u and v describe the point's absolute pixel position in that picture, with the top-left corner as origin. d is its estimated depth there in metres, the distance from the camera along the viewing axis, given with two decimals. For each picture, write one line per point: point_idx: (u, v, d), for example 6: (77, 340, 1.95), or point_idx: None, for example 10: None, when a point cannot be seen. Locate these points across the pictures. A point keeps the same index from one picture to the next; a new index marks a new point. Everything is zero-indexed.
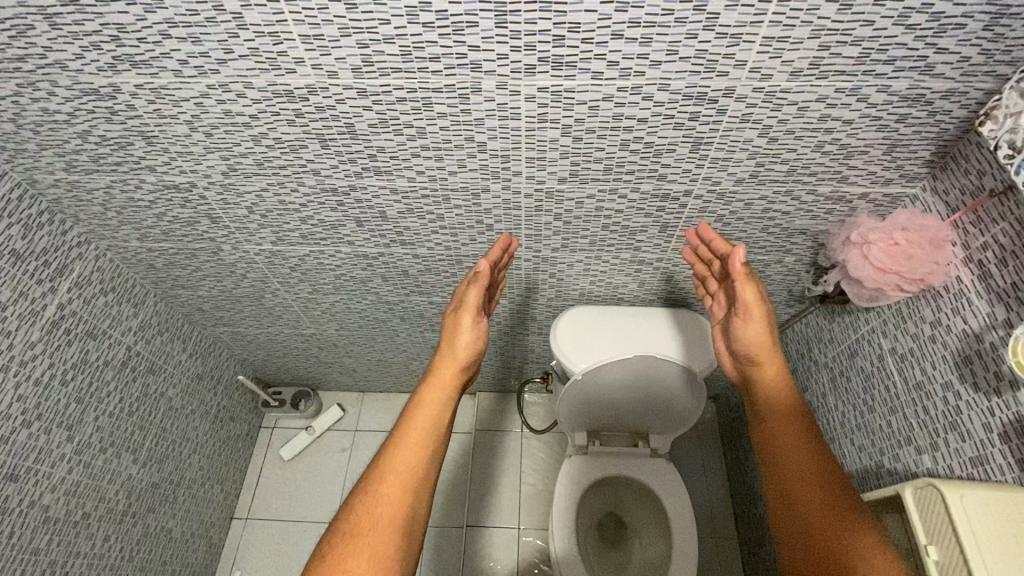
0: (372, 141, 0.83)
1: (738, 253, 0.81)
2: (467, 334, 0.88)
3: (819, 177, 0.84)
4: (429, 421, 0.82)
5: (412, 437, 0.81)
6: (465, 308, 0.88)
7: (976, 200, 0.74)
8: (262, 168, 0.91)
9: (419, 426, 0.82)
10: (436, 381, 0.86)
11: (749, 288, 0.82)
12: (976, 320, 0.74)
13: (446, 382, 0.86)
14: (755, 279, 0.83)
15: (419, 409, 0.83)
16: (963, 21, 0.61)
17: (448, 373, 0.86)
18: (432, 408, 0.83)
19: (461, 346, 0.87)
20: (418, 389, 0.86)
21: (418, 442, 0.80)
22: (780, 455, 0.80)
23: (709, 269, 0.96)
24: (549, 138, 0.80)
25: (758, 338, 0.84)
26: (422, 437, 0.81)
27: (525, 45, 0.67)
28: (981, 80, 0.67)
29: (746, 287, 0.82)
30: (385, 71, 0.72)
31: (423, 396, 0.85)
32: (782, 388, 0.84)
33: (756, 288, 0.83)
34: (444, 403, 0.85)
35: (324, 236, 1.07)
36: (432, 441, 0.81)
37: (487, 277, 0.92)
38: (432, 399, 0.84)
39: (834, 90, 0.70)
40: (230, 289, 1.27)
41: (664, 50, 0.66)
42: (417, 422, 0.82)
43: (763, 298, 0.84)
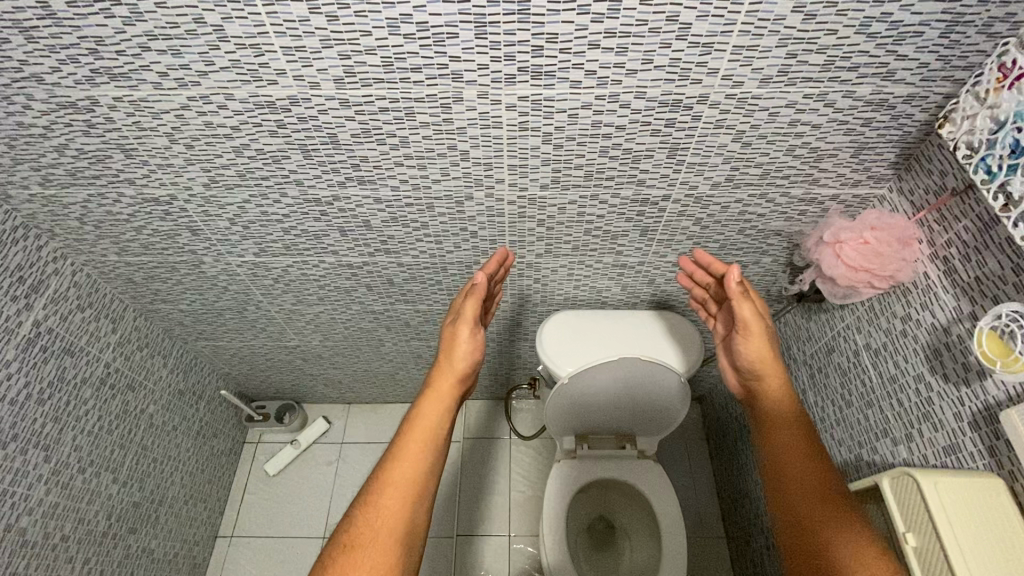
0: (355, 150, 0.84)
1: (733, 272, 0.85)
2: (464, 344, 0.88)
3: (791, 180, 0.87)
4: (429, 430, 0.83)
5: (411, 447, 0.81)
6: (463, 320, 0.88)
7: (939, 199, 0.76)
8: (244, 179, 0.90)
9: (417, 437, 0.82)
10: (434, 393, 0.86)
11: (745, 305, 0.85)
12: (943, 314, 0.76)
13: (443, 392, 0.86)
14: (749, 295, 0.86)
15: (419, 420, 0.83)
16: (920, 29, 0.64)
17: (446, 384, 0.87)
18: (429, 420, 0.83)
19: (458, 357, 0.88)
20: (416, 401, 0.86)
21: (416, 453, 0.80)
22: (777, 454, 0.81)
23: (706, 287, 0.99)
24: (530, 145, 0.82)
25: (760, 348, 0.86)
26: (421, 448, 0.81)
27: (504, 55, 0.68)
28: (940, 85, 0.71)
29: (742, 304, 0.85)
30: (367, 82, 0.73)
31: (421, 407, 0.85)
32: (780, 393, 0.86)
33: (752, 304, 0.86)
34: (442, 413, 0.85)
35: (307, 246, 1.07)
36: (431, 451, 0.81)
37: (484, 290, 0.92)
38: (431, 409, 0.84)
39: (803, 97, 0.73)
40: (212, 302, 1.25)
41: (639, 60, 0.69)
42: (415, 433, 0.82)
43: (761, 313, 0.87)
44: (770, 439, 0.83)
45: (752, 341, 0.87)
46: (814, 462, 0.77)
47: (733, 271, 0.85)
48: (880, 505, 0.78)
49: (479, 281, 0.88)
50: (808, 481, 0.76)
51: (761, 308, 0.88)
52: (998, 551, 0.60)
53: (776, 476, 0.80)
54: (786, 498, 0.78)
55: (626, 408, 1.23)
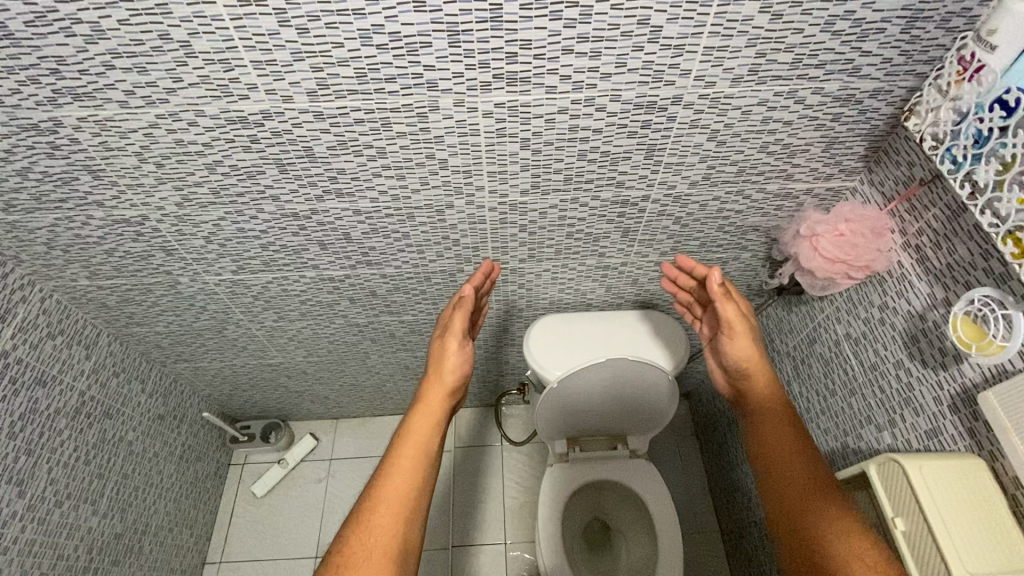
0: (332, 163, 0.83)
1: (714, 274, 0.86)
2: (453, 356, 0.88)
3: (765, 176, 0.89)
4: (420, 445, 0.81)
5: (403, 464, 0.79)
6: (452, 333, 0.89)
7: (909, 189, 0.78)
8: (218, 197, 0.89)
9: (408, 454, 0.80)
10: (425, 408, 0.85)
11: (729, 306, 0.87)
12: (918, 301, 0.78)
13: (434, 407, 0.85)
14: (731, 296, 0.88)
15: (410, 435, 0.82)
16: (882, 26, 0.66)
17: (436, 399, 0.86)
18: (420, 436, 0.82)
19: (448, 370, 0.87)
20: (407, 417, 0.85)
21: (409, 468, 0.79)
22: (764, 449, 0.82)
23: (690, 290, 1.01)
24: (509, 152, 0.82)
25: (745, 348, 0.88)
26: (414, 463, 0.80)
27: (479, 62, 0.68)
28: (903, 79, 0.73)
29: (726, 304, 0.87)
30: (341, 93, 0.72)
31: (412, 422, 0.84)
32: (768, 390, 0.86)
33: (735, 306, 0.87)
34: (433, 429, 0.84)
35: (286, 261, 1.05)
36: (423, 465, 0.80)
37: (472, 302, 0.93)
38: (422, 425, 0.83)
39: (774, 95, 0.75)
40: (190, 323, 1.22)
41: (613, 63, 0.69)
42: (406, 450, 0.81)
43: (743, 314, 0.88)
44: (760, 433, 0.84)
45: (737, 341, 0.88)
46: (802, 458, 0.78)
47: (713, 274, 0.86)
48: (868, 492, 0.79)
49: (468, 293, 0.89)
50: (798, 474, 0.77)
51: (744, 308, 0.90)
52: (987, 535, 0.61)
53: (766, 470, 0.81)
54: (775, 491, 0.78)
55: (616, 409, 1.24)
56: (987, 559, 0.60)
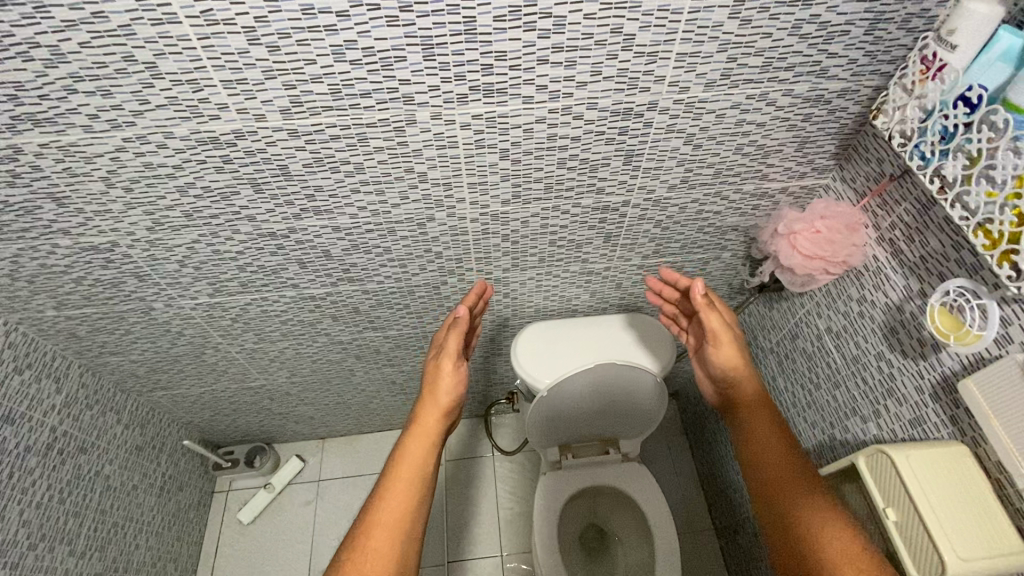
0: (309, 181, 0.82)
1: (697, 285, 0.87)
2: (449, 376, 0.87)
3: (742, 177, 0.90)
4: (416, 467, 0.80)
5: (399, 486, 0.78)
6: (447, 353, 0.88)
7: (880, 185, 0.80)
8: (191, 220, 0.86)
9: (403, 478, 0.78)
10: (419, 431, 0.83)
11: (712, 315, 0.88)
12: (895, 293, 0.80)
13: (429, 430, 0.83)
14: (714, 306, 0.89)
15: (405, 456, 0.81)
16: (846, 28, 0.68)
17: (432, 420, 0.84)
18: (413, 461, 0.80)
19: (443, 391, 0.86)
20: (400, 440, 0.83)
21: (404, 492, 0.77)
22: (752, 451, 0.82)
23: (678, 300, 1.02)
24: (488, 163, 0.82)
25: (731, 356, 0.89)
26: (409, 485, 0.78)
27: (455, 75, 0.68)
28: (869, 79, 0.75)
29: (710, 315, 0.88)
30: (315, 110, 0.71)
31: (406, 444, 0.82)
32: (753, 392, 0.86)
33: (719, 315, 0.88)
34: (428, 451, 0.82)
35: (265, 282, 1.02)
36: (418, 488, 0.78)
37: (467, 322, 0.93)
38: (417, 446, 0.82)
39: (746, 98, 0.76)
40: (166, 349, 1.19)
41: (589, 71, 0.70)
42: (401, 474, 0.79)
43: (728, 322, 0.90)
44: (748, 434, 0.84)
45: (723, 350, 0.89)
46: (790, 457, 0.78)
47: (696, 284, 0.88)
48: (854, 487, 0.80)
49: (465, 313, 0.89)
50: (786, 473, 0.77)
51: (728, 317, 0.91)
52: (978, 526, 0.62)
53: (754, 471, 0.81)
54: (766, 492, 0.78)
55: (606, 414, 1.24)
56: (978, 550, 0.61)
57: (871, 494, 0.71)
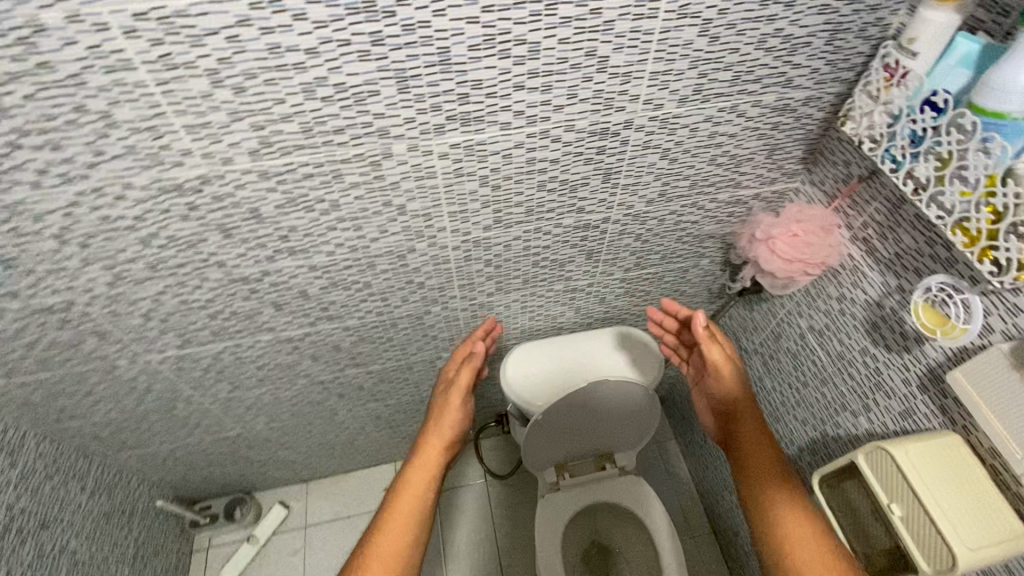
0: (282, 222, 0.78)
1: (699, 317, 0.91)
2: (455, 412, 0.94)
3: (716, 187, 0.92)
4: (416, 500, 0.83)
5: (397, 521, 0.81)
6: (457, 389, 0.96)
7: (849, 186, 0.83)
8: (155, 271, 0.81)
9: (402, 510, 0.81)
10: (422, 462, 0.87)
11: (713, 347, 0.92)
12: (874, 290, 0.82)
13: (431, 463, 0.88)
14: (715, 338, 0.93)
15: (406, 489, 0.84)
16: (808, 40, 0.70)
17: (433, 453, 0.89)
18: (415, 490, 0.84)
19: (447, 425, 0.92)
20: (401, 475, 0.86)
21: (402, 526, 0.80)
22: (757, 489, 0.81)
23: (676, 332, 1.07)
24: (468, 191, 0.80)
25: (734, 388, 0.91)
26: (409, 518, 0.81)
27: (431, 106, 0.67)
28: (831, 86, 0.78)
29: (710, 346, 0.92)
30: (286, 149, 0.68)
31: (407, 478, 0.85)
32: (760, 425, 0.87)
33: (720, 347, 0.92)
34: (428, 484, 0.86)
35: (239, 328, 0.97)
36: (417, 521, 0.81)
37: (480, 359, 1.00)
38: (418, 480, 0.85)
39: (717, 111, 0.77)
40: (133, 408, 1.11)
41: (565, 95, 0.70)
42: (400, 507, 0.82)
43: (729, 355, 0.93)
44: (752, 468, 0.83)
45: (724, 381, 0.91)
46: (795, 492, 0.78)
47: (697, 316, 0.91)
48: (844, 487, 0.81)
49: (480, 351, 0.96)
50: (791, 514, 0.76)
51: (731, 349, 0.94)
52: (981, 513, 0.63)
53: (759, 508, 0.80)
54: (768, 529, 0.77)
55: (602, 430, 1.23)
56: (982, 537, 0.62)
57: (873, 489, 0.71)
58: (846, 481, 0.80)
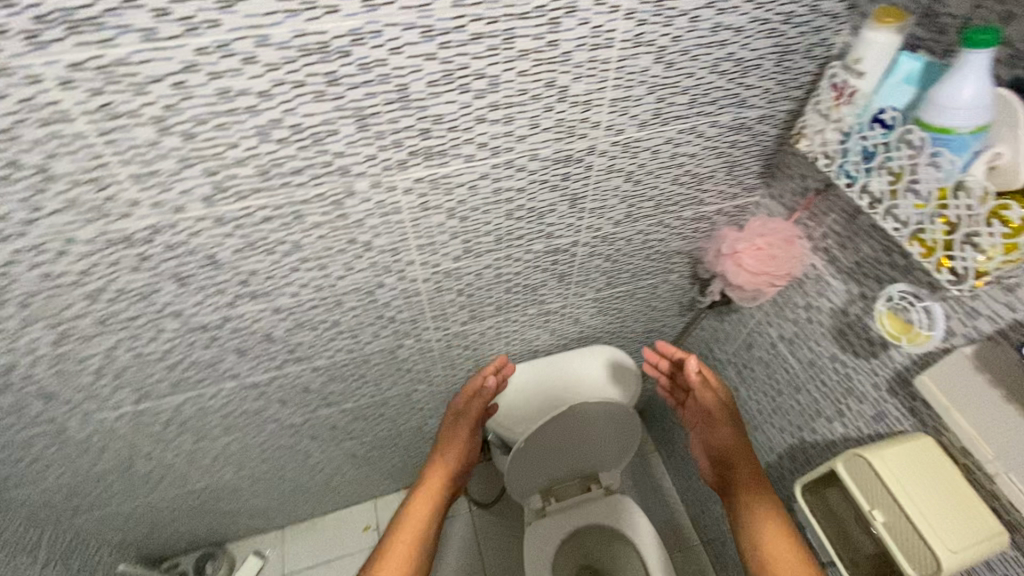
0: (241, 266, 0.75)
1: (692, 362, 1.00)
2: (460, 443, 0.99)
3: (680, 205, 0.93)
4: (416, 530, 0.89)
5: (398, 552, 0.86)
6: (466, 420, 1.01)
7: (807, 199, 0.86)
8: (105, 326, 0.76)
9: (403, 541, 0.87)
10: (425, 492, 0.94)
11: (707, 392, 1.00)
12: (838, 298, 0.84)
13: (433, 494, 0.94)
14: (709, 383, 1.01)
15: (408, 520, 0.90)
16: (758, 62, 0.72)
17: (437, 484, 0.95)
18: (418, 518, 0.90)
19: (452, 456, 0.98)
20: (404, 506, 0.92)
21: (403, 556, 0.85)
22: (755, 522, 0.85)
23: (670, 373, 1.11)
24: (435, 223, 0.79)
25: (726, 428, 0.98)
26: (410, 548, 0.86)
27: (392, 143, 0.66)
28: (783, 104, 0.80)
29: (704, 391, 1.00)
30: (242, 194, 0.65)
31: (410, 509, 0.91)
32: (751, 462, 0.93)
33: (713, 391, 1.00)
34: (429, 514, 0.92)
35: (201, 377, 0.92)
36: (417, 551, 0.87)
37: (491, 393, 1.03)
38: (419, 511, 0.91)
39: (677, 133, 0.79)
40: (87, 469, 1.04)
41: (527, 125, 0.70)
42: (402, 537, 0.87)
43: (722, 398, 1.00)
44: (748, 501, 0.88)
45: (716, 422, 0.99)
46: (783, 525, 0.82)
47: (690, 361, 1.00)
48: (826, 497, 0.81)
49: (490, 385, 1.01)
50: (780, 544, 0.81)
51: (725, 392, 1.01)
52: (959, 513, 0.65)
53: (752, 543, 0.83)
54: (763, 559, 0.81)
55: (586, 451, 1.22)
56: (962, 537, 0.63)
57: (855, 497, 0.72)
58: (828, 491, 0.81)
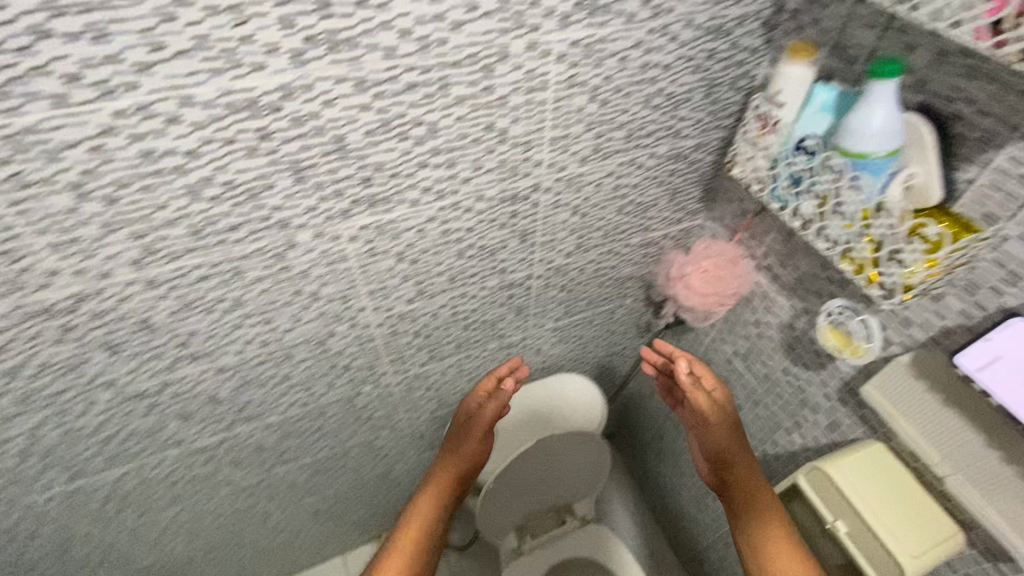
0: (179, 328, 0.71)
1: (681, 364, 0.92)
2: (474, 444, 0.97)
3: (628, 232, 0.95)
4: (422, 528, 0.91)
5: (403, 548, 0.88)
6: (481, 422, 0.96)
7: (746, 221, 0.89)
8: (27, 404, 0.70)
9: (409, 536, 0.89)
10: (434, 486, 0.95)
11: (700, 396, 0.90)
12: (785, 314, 0.87)
13: (443, 485, 0.95)
14: (702, 387, 0.91)
15: (415, 514, 0.92)
16: (688, 96, 0.75)
17: (449, 476, 0.96)
18: (424, 512, 0.92)
19: (466, 454, 0.97)
20: (416, 496, 0.94)
21: (407, 552, 0.87)
22: (762, 540, 0.79)
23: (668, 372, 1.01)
24: (384, 269, 0.78)
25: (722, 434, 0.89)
26: (414, 546, 0.88)
27: (333, 193, 0.64)
28: (715, 133, 0.84)
29: (696, 395, 0.91)
30: (175, 254, 0.62)
31: (420, 502, 0.93)
32: (751, 468, 0.86)
33: (706, 395, 0.90)
34: (437, 508, 0.94)
35: (142, 447, 0.86)
36: (422, 550, 0.89)
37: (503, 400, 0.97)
38: (427, 506, 0.93)
39: (618, 165, 0.81)
40: (14, 560, 0.94)
41: (471, 167, 0.70)
42: (409, 532, 0.90)
43: (718, 403, 0.90)
44: (755, 516, 0.81)
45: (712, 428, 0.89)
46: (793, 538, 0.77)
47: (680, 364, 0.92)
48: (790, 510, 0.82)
49: (506, 391, 0.97)
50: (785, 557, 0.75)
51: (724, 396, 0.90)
52: (914, 516, 0.67)
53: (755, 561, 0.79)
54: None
55: (559, 483, 1.21)
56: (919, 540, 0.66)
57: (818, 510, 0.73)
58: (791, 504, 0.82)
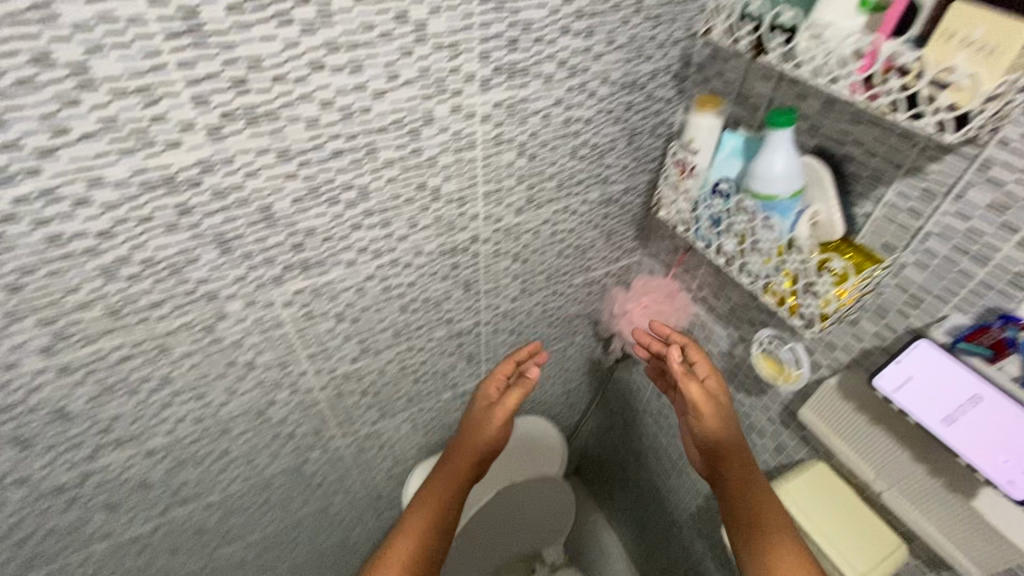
0: (100, 414, 0.66)
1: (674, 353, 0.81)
2: (493, 429, 0.86)
3: (570, 273, 0.97)
4: (435, 508, 0.79)
5: (414, 529, 0.76)
6: (500, 409, 0.86)
7: (678, 256, 0.93)
8: None
9: (422, 517, 0.77)
10: (451, 468, 0.84)
11: (692, 385, 0.79)
12: (723, 343, 0.90)
13: (461, 467, 0.84)
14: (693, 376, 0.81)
15: (428, 494, 0.81)
16: (611, 145, 0.79)
17: (466, 461, 0.85)
18: (439, 495, 0.81)
19: (483, 438, 0.86)
20: (431, 476, 0.84)
21: (417, 536, 0.75)
22: (760, 553, 0.67)
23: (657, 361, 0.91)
24: (324, 331, 0.76)
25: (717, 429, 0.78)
26: (426, 528, 0.76)
27: (264, 260, 0.63)
28: (641, 176, 0.88)
29: (688, 384, 0.79)
30: (91, 337, 0.59)
31: (435, 482, 0.83)
32: (747, 467, 0.75)
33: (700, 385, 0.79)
34: (455, 493, 0.82)
35: (62, 546, 0.78)
36: (434, 534, 0.76)
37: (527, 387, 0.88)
38: (444, 487, 0.82)
39: (554, 212, 0.83)
40: None
41: (406, 225, 0.70)
42: (421, 513, 0.78)
43: (712, 393, 0.80)
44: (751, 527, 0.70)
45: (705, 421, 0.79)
46: (797, 549, 0.66)
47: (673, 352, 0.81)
48: None
49: (533, 375, 0.87)
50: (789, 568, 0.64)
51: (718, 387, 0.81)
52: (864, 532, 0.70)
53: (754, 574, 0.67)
54: None
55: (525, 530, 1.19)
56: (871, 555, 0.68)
57: None
58: None
